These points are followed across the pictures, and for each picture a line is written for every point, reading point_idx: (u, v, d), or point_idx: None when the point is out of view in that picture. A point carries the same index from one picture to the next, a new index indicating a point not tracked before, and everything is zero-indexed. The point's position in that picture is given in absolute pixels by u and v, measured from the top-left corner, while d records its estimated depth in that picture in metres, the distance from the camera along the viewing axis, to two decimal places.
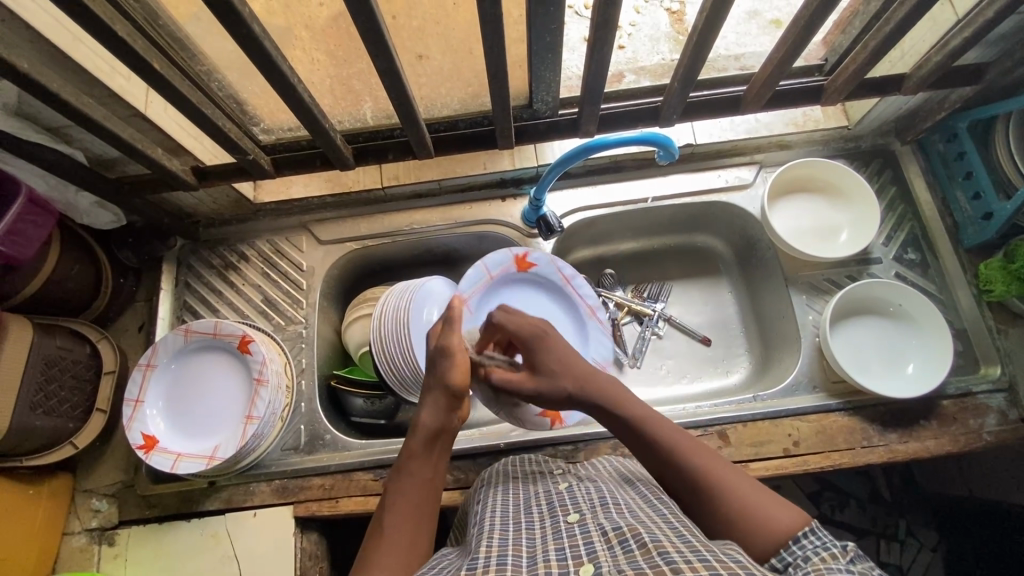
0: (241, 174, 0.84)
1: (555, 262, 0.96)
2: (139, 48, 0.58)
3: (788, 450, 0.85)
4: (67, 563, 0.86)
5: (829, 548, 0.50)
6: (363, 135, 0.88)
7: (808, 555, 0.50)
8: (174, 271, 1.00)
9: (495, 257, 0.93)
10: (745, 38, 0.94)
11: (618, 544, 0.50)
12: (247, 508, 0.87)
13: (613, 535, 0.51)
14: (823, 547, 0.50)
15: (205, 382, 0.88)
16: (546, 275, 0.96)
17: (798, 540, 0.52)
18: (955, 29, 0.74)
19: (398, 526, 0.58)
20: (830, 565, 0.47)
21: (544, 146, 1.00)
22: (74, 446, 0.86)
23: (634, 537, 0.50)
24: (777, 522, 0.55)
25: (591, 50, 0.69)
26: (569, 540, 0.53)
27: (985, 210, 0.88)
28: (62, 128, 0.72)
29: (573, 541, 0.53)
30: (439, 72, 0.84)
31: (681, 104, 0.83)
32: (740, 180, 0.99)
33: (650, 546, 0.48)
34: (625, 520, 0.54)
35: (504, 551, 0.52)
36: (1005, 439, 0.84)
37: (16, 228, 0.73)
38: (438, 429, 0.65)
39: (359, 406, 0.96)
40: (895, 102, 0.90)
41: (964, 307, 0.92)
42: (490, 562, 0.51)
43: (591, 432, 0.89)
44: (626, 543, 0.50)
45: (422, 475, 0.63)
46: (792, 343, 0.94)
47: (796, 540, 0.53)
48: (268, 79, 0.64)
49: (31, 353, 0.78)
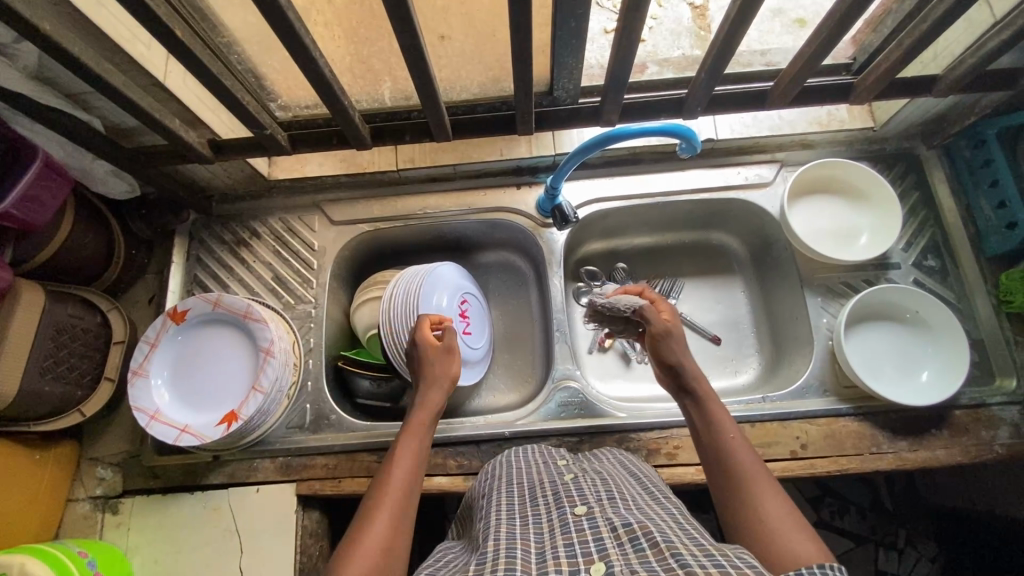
0: (257, 149, 0.84)
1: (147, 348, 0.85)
2: (162, 13, 0.57)
3: (795, 453, 0.84)
4: (71, 529, 0.86)
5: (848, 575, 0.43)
6: (381, 116, 0.89)
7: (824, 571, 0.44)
8: (186, 245, 1.00)
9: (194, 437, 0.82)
10: (769, 35, 0.90)
11: (628, 542, 0.49)
12: (250, 484, 0.87)
13: (623, 532, 0.51)
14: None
15: (207, 354, 0.88)
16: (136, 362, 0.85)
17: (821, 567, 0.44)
18: (990, 32, 0.73)
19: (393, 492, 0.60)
20: None
21: (561, 134, 0.99)
22: (81, 414, 0.86)
23: (644, 536, 0.49)
24: (790, 543, 0.52)
25: (618, 36, 0.68)
26: (577, 536, 0.52)
27: (1011, 219, 0.86)
28: (81, 94, 0.72)
29: (582, 537, 0.52)
30: (461, 53, 0.83)
31: (706, 97, 0.81)
32: (760, 178, 0.98)
33: (662, 546, 0.47)
34: (635, 517, 0.54)
35: (513, 546, 0.52)
36: (1017, 452, 0.83)
37: (31, 193, 0.73)
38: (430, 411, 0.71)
39: (366, 388, 0.95)
40: (923, 106, 0.88)
41: (982, 317, 0.90)
42: (498, 555, 0.51)
43: (597, 425, 0.88)
44: (637, 542, 0.49)
45: (418, 452, 0.66)
46: (805, 346, 0.93)
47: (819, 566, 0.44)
48: (289, 52, 0.64)
49: (42, 319, 0.79)
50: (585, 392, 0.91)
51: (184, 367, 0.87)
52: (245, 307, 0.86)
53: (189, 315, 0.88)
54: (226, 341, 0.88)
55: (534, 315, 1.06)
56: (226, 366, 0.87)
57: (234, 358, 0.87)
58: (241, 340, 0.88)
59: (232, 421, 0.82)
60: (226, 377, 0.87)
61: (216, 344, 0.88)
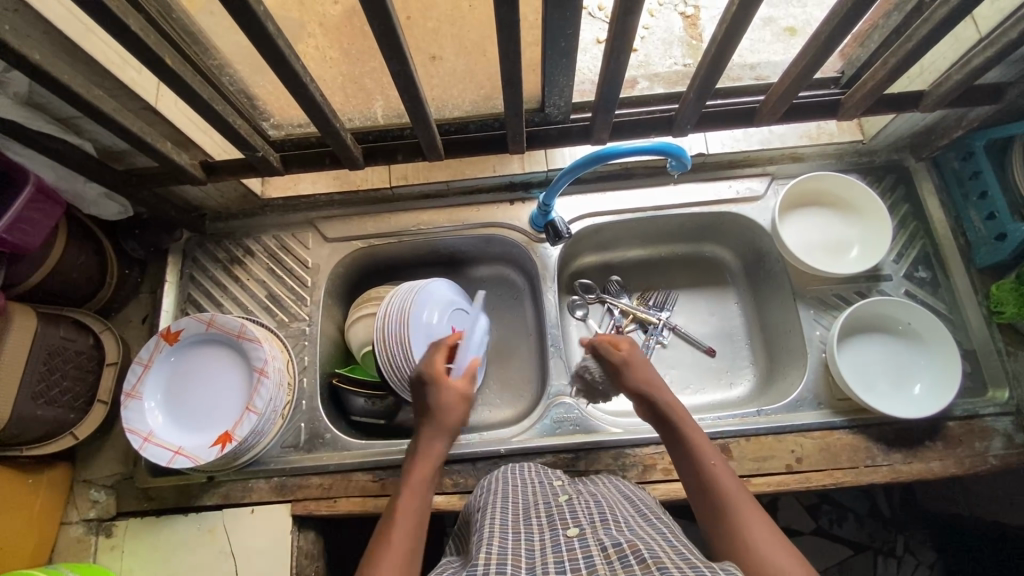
0: (249, 170, 0.84)
1: (138, 370, 0.85)
2: (151, 42, 0.57)
3: (790, 466, 0.84)
4: (64, 553, 0.86)
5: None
6: (372, 134, 0.86)
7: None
8: (179, 264, 0.99)
9: (189, 458, 0.82)
10: (759, 44, 0.93)
11: (617, 559, 0.49)
12: (245, 504, 0.87)
13: (612, 551, 0.51)
14: None
15: (199, 374, 0.87)
16: (128, 385, 0.84)
17: None
18: (976, 49, 0.73)
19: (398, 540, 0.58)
20: None
21: (554, 151, 1.00)
22: (74, 437, 0.85)
23: (633, 553, 0.49)
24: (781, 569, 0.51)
25: (607, 57, 0.69)
26: (568, 554, 0.52)
27: (999, 231, 0.87)
28: (72, 119, 0.72)
29: (573, 555, 0.52)
30: (452, 72, 0.83)
31: (696, 114, 0.82)
32: (751, 191, 0.98)
33: (649, 562, 0.47)
34: (625, 536, 0.54)
35: (503, 560, 0.52)
36: (1011, 463, 0.83)
37: (23, 217, 0.73)
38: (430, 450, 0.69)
39: (361, 405, 0.96)
40: (910, 119, 0.89)
41: (973, 328, 0.90)
42: (490, 570, 0.50)
43: (592, 441, 0.88)
44: (625, 558, 0.49)
45: (418, 508, 0.63)
46: (799, 357, 0.93)
47: None
48: (280, 77, 0.64)
49: (34, 343, 0.79)
50: (580, 408, 0.91)
51: (175, 389, 0.87)
52: (237, 326, 0.86)
53: (182, 336, 0.87)
54: (217, 361, 0.88)
55: (529, 329, 1.06)
56: (218, 386, 0.87)
57: (226, 379, 0.87)
58: (232, 360, 0.88)
59: (226, 442, 0.82)
60: (218, 397, 0.86)
61: (207, 364, 0.88)
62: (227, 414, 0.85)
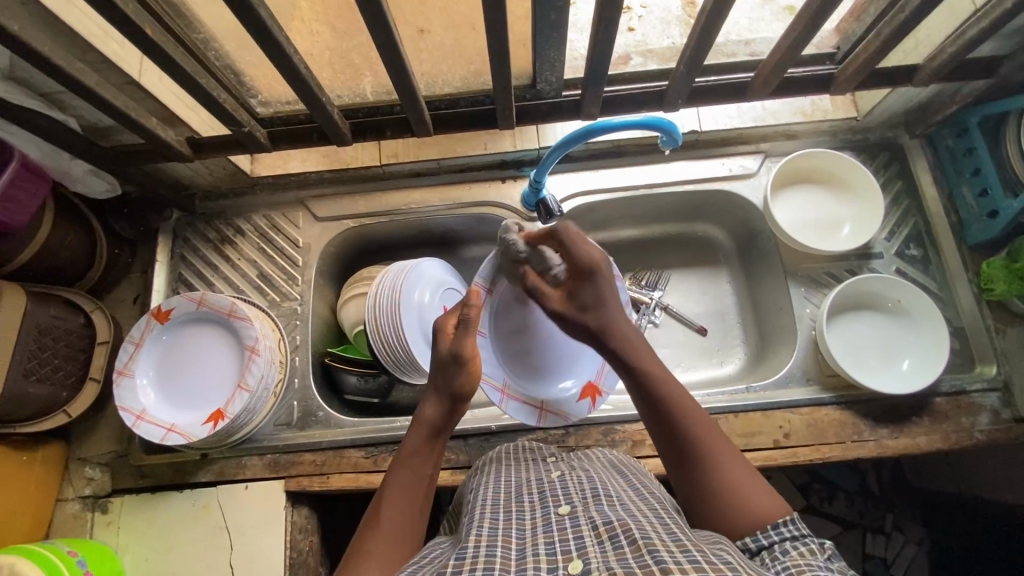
0: (237, 146, 0.83)
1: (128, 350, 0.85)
2: (131, 12, 0.57)
3: (778, 441, 0.85)
4: (61, 529, 0.87)
5: (806, 542, 0.51)
6: (361, 111, 0.87)
7: (786, 548, 0.50)
8: (170, 244, 0.99)
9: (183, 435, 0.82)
10: (756, 23, 0.88)
11: (608, 540, 0.50)
12: (239, 480, 0.88)
13: (603, 530, 0.52)
14: (799, 540, 0.51)
15: (188, 352, 0.88)
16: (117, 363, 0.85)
17: (778, 526, 0.53)
18: (970, 21, 0.73)
19: (392, 518, 0.59)
20: (808, 561, 0.47)
21: (546, 128, 0.98)
22: (67, 415, 0.86)
23: (624, 533, 0.50)
24: (760, 517, 0.55)
25: (595, 30, 0.68)
26: (559, 534, 0.53)
27: (992, 207, 0.86)
28: (55, 94, 0.71)
29: (564, 535, 0.53)
30: (442, 47, 0.82)
31: (686, 89, 0.81)
32: (744, 169, 0.97)
33: (640, 543, 0.48)
34: (616, 514, 0.54)
35: (494, 542, 0.53)
36: (997, 438, 0.84)
37: (8, 194, 0.72)
38: (441, 423, 0.67)
39: (353, 383, 0.96)
40: (906, 94, 0.88)
41: (963, 306, 0.91)
42: (479, 552, 0.51)
43: (582, 417, 0.89)
44: (616, 539, 0.50)
45: (422, 476, 0.63)
46: (789, 335, 0.94)
47: (774, 525, 0.53)
48: (263, 49, 0.63)
49: (24, 322, 0.78)
50: None
51: (164, 366, 0.87)
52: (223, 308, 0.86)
53: (173, 315, 0.88)
54: (205, 339, 0.88)
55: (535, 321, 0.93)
56: (206, 364, 0.87)
57: (214, 358, 0.87)
58: (218, 340, 0.88)
59: (218, 419, 0.83)
60: (209, 375, 0.87)
61: (196, 343, 0.88)
62: (217, 390, 0.86)
